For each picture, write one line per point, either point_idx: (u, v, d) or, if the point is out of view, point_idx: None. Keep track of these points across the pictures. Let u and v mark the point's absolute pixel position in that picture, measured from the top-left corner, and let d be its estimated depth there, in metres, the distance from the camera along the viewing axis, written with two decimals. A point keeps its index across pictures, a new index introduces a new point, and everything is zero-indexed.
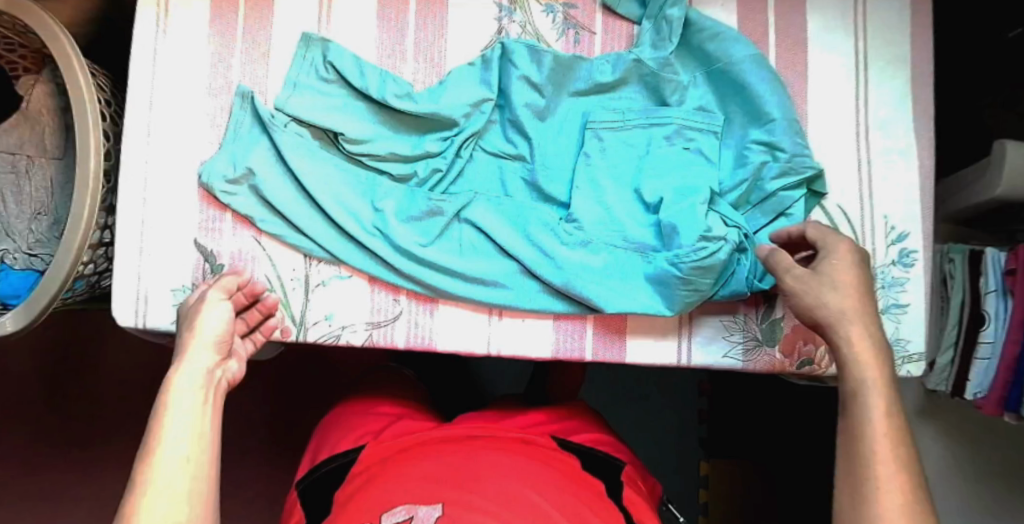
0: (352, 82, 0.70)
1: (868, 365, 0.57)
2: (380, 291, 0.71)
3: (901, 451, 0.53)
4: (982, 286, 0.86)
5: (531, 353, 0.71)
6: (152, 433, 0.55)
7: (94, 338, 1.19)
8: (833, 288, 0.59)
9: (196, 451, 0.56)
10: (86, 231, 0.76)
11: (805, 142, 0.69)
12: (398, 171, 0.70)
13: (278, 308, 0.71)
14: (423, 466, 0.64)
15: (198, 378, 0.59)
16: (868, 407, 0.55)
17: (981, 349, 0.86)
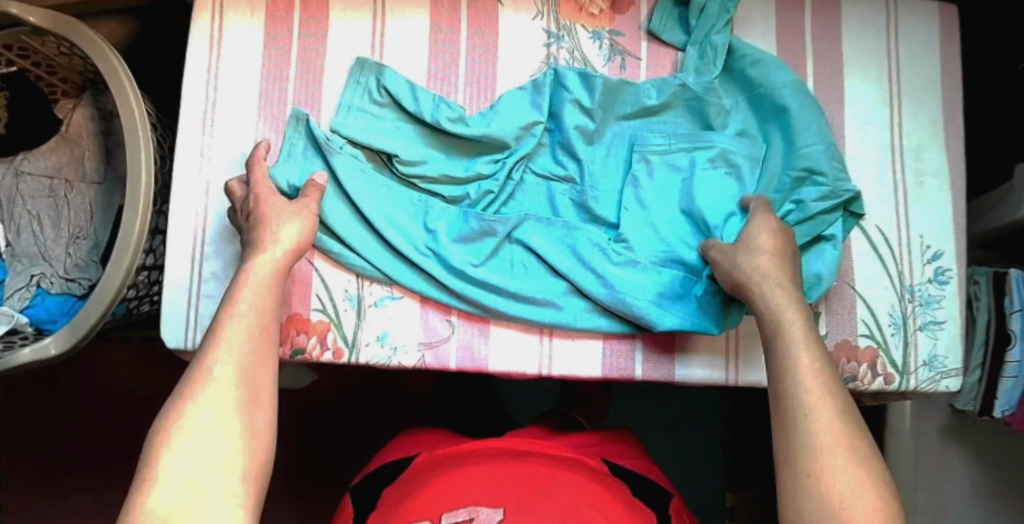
0: (405, 106, 0.72)
1: (787, 310, 0.58)
2: (431, 312, 0.73)
3: (825, 378, 0.53)
4: (1007, 306, 0.88)
5: (580, 372, 0.72)
6: (220, 315, 0.57)
7: (117, 364, 1.19)
8: (749, 248, 0.63)
9: (257, 340, 0.56)
10: (134, 254, 0.77)
11: (840, 166, 0.70)
12: (450, 192, 0.72)
13: (331, 328, 0.72)
14: (484, 471, 0.66)
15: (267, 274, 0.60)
16: (788, 346, 0.56)
17: (1009, 368, 0.87)
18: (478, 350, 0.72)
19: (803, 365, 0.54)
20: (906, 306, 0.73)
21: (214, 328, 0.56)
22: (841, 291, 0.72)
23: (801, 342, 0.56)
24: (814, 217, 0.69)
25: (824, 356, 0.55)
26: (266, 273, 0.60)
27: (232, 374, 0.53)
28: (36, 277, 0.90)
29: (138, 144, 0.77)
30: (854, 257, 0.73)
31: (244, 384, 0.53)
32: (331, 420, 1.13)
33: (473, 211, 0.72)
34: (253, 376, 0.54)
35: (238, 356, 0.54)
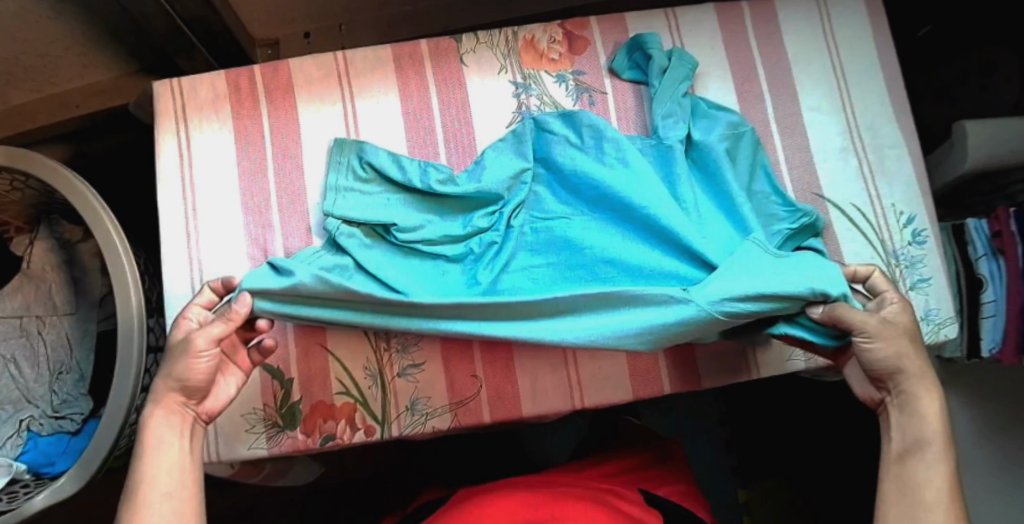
0: (392, 177, 0.73)
1: (929, 424, 0.57)
2: (456, 369, 0.71)
3: (954, 503, 0.54)
4: (972, 253, 0.95)
5: (614, 398, 0.72)
6: (135, 476, 0.55)
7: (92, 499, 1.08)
8: (911, 343, 0.59)
9: (178, 485, 0.55)
10: (136, 373, 0.74)
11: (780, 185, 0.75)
12: (453, 251, 0.73)
13: (358, 409, 0.70)
14: (513, 499, 0.66)
15: (172, 419, 0.58)
16: (923, 462, 0.56)
17: (986, 308, 0.93)
18: (510, 399, 0.71)
19: (936, 497, 0.54)
20: (893, 270, 0.77)
21: (139, 446, 0.56)
22: None
23: (935, 462, 0.55)
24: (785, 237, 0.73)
25: (951, 477, 0.55)
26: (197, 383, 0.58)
27: (161, 491, 0.55)
28: (25, 422, 0.86)
29: (121, 262, 0.75)
30: (838, 235, 0.77)
31: (175, 493, 0.55)
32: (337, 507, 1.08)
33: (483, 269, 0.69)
34: (186, 477, 0.56)
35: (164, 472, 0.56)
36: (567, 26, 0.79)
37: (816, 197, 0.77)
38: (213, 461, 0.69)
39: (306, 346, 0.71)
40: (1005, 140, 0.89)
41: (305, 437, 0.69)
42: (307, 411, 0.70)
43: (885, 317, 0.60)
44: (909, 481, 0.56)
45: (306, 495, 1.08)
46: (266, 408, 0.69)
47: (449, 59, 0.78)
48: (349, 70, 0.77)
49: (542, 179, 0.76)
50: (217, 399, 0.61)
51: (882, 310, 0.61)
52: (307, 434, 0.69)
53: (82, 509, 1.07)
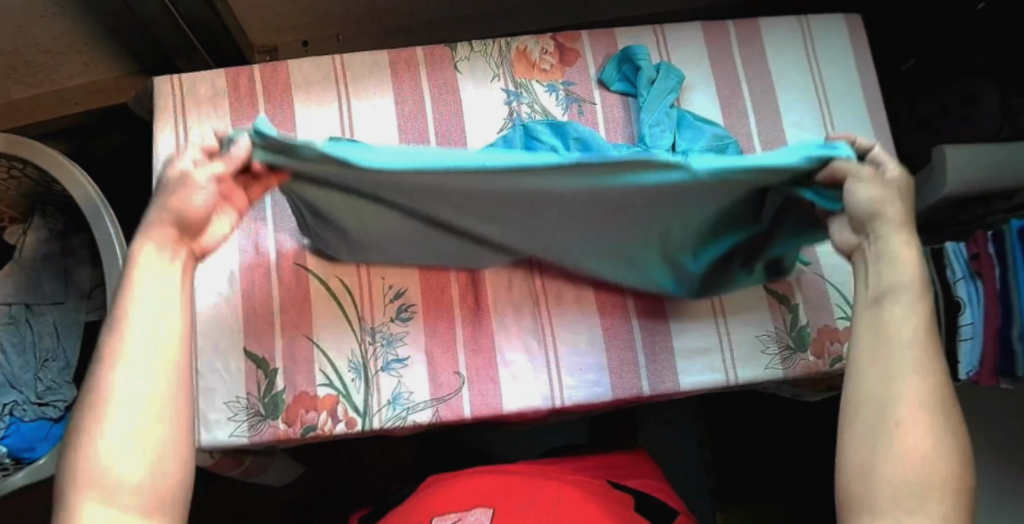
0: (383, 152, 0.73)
1: (904, 276, 0.52)
2: (439, 364, 0.72)
3: (932, 414, 0.48)
4: (951, 275, 0.97)
5: (593, 399, 0.73)
6: (117, 337, 0.48)
7: None
8: (894, 201, 0.54)
9: (162, 376, 0.48)
10: None
11: None
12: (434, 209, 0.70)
13: (339, 401, 0.70)
14: (486, 479, 0.74)
15: (171, 294, 0.50)
16: (891, 318, 0.52)
17: (964, 330, 0.95)
18: (490, 396, 0.72)
19: (912, 363, 0.49)
20: None
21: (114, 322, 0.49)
22: (811, 280, 0.78)
23: (908, 316, 0.51)
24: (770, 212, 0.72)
25: (934, 349, 0.50)
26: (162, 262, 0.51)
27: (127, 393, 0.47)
28: (8, 407, 0.86)
29: (114, 251, 0.76)
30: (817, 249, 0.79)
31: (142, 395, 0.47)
32: (317, 509, 1.08)
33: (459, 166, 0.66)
34: (164, 371, 0.48)
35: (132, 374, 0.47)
36: (559, 39, 0.82)
37: None
38: (195, 449, 0.70)
39: (291, 337, 0.72)
40: (989, 162, 0.90)
41: (287, 427, 0.70)
42: (289, 402, 0.70)
43: (880, 174, 0.55)
44: (881, 332, 0.51)
45: (288, 494, 1.09)
46: (249, 397, 0.70)
47: (444, 66, 0.80)
48: (346, 72, 0.79)
49: None
50: (212, 237, 0.54)
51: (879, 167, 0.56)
52: (288, 424, 0.70)
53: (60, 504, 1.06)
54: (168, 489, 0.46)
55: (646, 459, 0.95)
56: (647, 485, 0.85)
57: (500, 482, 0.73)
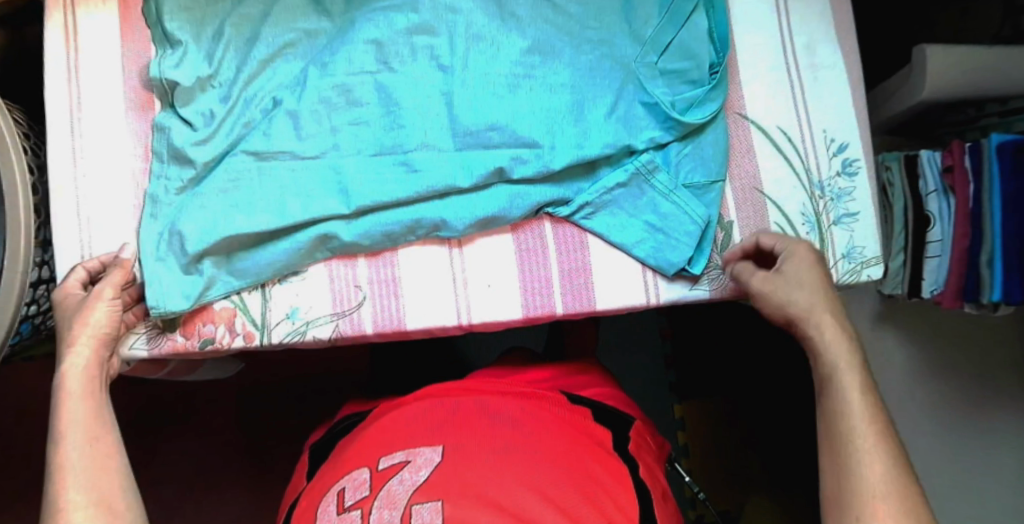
0: (252, 81, 0.68)
1: (841, 365, 0.60)
2: (341, 276, 0.69)
3: (886, 440, 0.56)
4: (923, 188, 0.89)
5: (503, 316, 0.70)
6: (52, 445, 0.56)
7: (18, 386, 1.05)
8: (800, 286, 0.63)
9: (98, 441, 0.56)
10: (26, 269, 0.71)
11: (675, 84, 0.72)
12: (301, 47, 0.69)
13: (237, 313, 0.68)
14: (439, 400, 0.63)
15: (78, 383, 0.58)
16: (845, 400, 0.58)
17: (930, 248, 0.88)
18: (391, 311, 0.69)
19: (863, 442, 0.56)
20: (818, 202, 0.73)
21: (54, 441, 0.56)
22: (746, 195, 0.72)
23: (862, 402, 0.58)
24: (674, 52, 0.72)
25: (893, 434, 0.57)
26: (85, 364, 0.59)
27: (89, 517, 0.52)
28: None
29: (8, 155, 0.70)
30: (758, 160, 0.73)
31: (98, 517, 0.53)
32: (264, 408, 1.08)
33: (318, 66, 0.68)
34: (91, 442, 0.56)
35: (93, 484, 0.54)
36: None
37: (737, 115, 0.73)
38: None
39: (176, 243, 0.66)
40: (970, 66, 0.82)
41: (185, 340, 0.68)
42: (185, 314, 0.68)
43: (796, 283, 0.63)
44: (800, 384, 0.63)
45: (238, 390, 1.09)
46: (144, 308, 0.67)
47: None
48: None
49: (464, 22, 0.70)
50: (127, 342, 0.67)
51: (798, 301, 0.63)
52: (186, 337, 0.68)
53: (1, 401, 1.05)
54: None
55: (606, 376, 0.80)
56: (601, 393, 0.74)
57: (456, 396, 0.64)
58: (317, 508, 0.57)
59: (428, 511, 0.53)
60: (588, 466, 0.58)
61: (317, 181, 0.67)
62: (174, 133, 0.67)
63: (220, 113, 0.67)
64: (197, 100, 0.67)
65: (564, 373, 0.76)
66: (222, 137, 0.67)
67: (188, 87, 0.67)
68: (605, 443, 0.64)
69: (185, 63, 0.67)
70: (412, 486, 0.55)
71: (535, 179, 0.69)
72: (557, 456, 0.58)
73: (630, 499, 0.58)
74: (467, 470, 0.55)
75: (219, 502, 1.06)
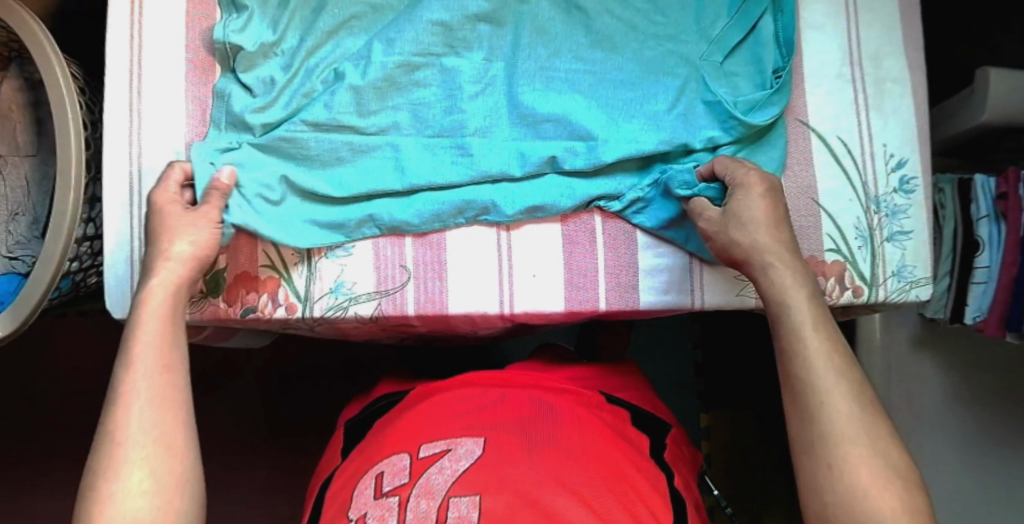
0: (316, 53, 0.68)
1: (798, 313, 0.57)
2: (388, 255, 0.69)
3: (848, 386, 0.53)
4: (974, 213, 0.87)
5: (546, 308, 0.69)
6: (122, 366, 0.54)
7: (47, 344, 1.06)
8: (751, 227, 0.60)
9: (167, 377, 0.55)
10: (73, 224, 0.71)
11: (738, 87, 0.71)
12: (365, 23, 0.69)
13: (281, 285, 0.68)
14: (478, 392, 0.62)
15: (159, 309, 0.57)
16: (804, 350, 0.55)
17: (977, 274, 0.86)
18: (435, 293, 0.69)
19: (828, 390, 0.53)
20: (872, 217, 0.72)
21: (122, 368, 0.54)
22: (801, 203, 0.71)
23: (824, 355, 0.54)
24: (738, 58, 0.72)
25: (857, 378, 0.54)
26: (169, 290, 0.58)
27: (149, 455, 0.51)
28: None
29: (65, 108, 0.70)
30: (815, 169, 0.72)
31: (160, 458, 0.52)
32: (288, 385, 1.08)
33: (381, 42, 0.68)
34: (161, 376, 0.55)
35: (155, 420, 0.53)
36: None
37: (798, 122, 0.72)
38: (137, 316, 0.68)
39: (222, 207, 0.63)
40: None
41: (227, 306, 0.68)
42: (230, 280, 0.68)
43: (747, 220, 0.60)
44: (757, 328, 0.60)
45: (263, 366, 1.09)
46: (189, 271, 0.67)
47: None
48: None
49: (531, 11, 0.70)
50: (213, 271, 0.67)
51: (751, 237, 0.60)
52: (229, 304, 0.68)
53: (31, 357, 1.05)
54: (172, 498, 0.51)
55: (641, 377, 0.79)
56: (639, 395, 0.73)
57: (495, 390, 0.63)
58: (353, 490, 0.56)
59: (465, 504, 0.51)
60: (627, 470, 0.57)
61: (370, 158, 0.67)
62: (234, 99, 0.67)
63: (280, 82, 0.67)
64: (258, 66, 0.67)
65: (601, 372, 0.75)
66: (280, 106, 0.67)
67: (250, 52, 0.67)
68: (642, 449, 0.62)
69: (249, 28, 0.67)
70: (451, 476, 0.53)
71: (588, 172, 0.69)
72: (596, 456, 0.57)
73: (666, 510, 0.57)
74: (505, 466, 0.53)
75: (238, 473, 1.06)
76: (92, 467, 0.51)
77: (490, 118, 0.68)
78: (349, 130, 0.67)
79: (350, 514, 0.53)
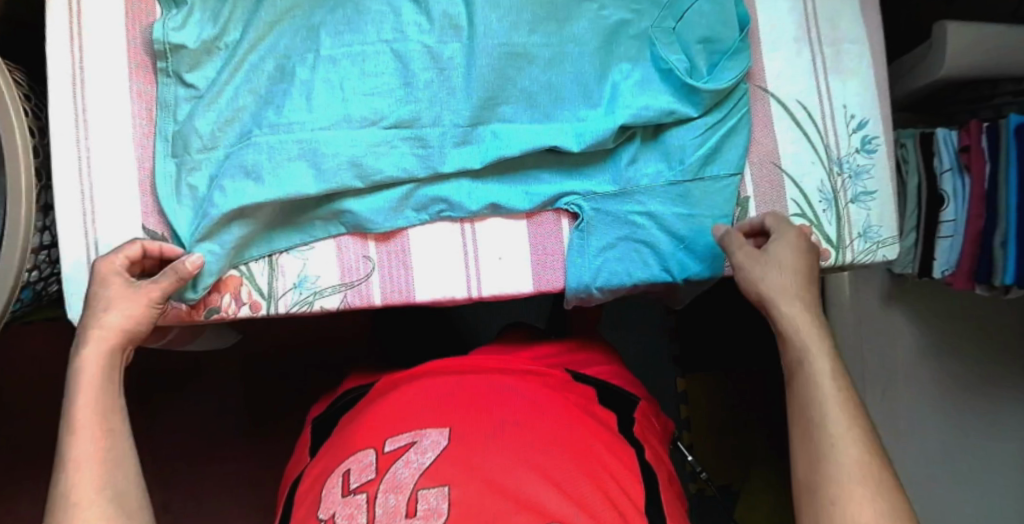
0: (259, 45, 0.66)
1: (812, 345, 0.58)
2: (351, 248, 0.68)
3: (853, 410, 0.54)
4: (937, 166, 0.87)
5: (514, 290, 0.69)
6: (65, 427, 0.53)
7: (19, 354, 1.04)
8: (774, 267, 0.62)
9: (113, 432, 0.54)
10: (27, 236, 0.69)
11: (696, 51, 0.69)
12: (305, 10, 0.67)
13: (243, 282, 0.67)
14: (441, 381, 0.62)
15: (97, 367, 0.56)
16: (817, 374, 0.56)
17: (943, 228, 0.87)
18: (402, 282, 0.68)
19: (827, 407, 0.54)
20: (836, 179, 0.72)
21: (66, 433, 0.53)
22: (765, 170, 0.71)
23: (835, 383, 0.56)
24: (692, 18, 0.70)
25: (876, 445, 0.53)
26: (104, 352, 0.57)
27: (104, 511, 0.50)
28: None
29: (7, 117, 0.68)
30: (776, 134, 0.71)
31: (114, 513, 0.50)
32: (267, 379, 1.08)
33: (326, 32, 0.66)
34: (107, 433, 0.54)
35: (105, 479, 0.52)
36: None
37: (758, 89, 0.71)
38: None
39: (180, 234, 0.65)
40: (990, 43, 0.80)
41: (190, 308, 0.66)
42: None
43: (771, 259, 0.62)
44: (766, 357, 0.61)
45: (240, 361, 1.08)
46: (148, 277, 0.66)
47: None
48: None
49: None
50: None
51: (771, 277, 0.61)
52: (191, 306, 0.66)
53: (3, 368, 1.04)
54: None
55: (612, 354, 0.78)
56: (612, 373, 0.73)
57: (463, 377, 0.62)
58: (322, 489, 0.55)
59: (434, 496, 0.51)
60: (592, 446, 0.57)
61: (325, 154, 0.65)
62: (181, 104, 0.66)
63: (228, 84, 0.65)
64: (204, 64, 0.66)
65: (572, 351, 0.75)
66: (226, 105, 0.65)
67: (193, 50, 0.65)
68: (611, 426, 0.62)
69: (188, 25, 0.65)
70: (418, 469, 0.53)
71: (552, 158, 0.69)
72: (564, 438, 0.57)
73: (637, 486, 0.57)
74: (472, 456, 0.53)
75: (221, 471, 1.06)
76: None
77: (446, 106, 0.67)
78: (302, 127, 0.65)
79: (318, 514, 0.53)
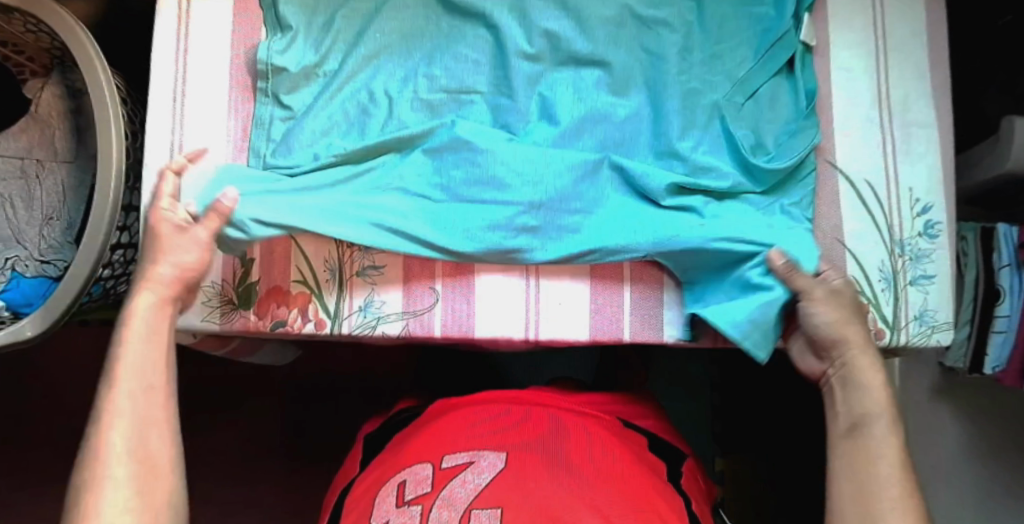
0: (359, 77, 0.70)
1: (880, 409, 0.58)
2: (418, 278, 0.70)
3: (910, 482, 0.55)
4: (995, 261, 0.87)
5: (570, 335, 0.70)
6: (108, 377, 0.55)
7: (73, 348, 1.08)
8: (849, 318, 0.63)
9: (153, 389, 0.56)
10: (108, 232, 0.72)
11: (762, 129, 0.72)
12: (399, 53, 0.71)
13: (312, 300, 0.69)
14: (494, 409, 0.62)
15: (146, 323, 0.58)
16: (882, 438, 0.57)
17: (997, 323, 0.86)
18: (462, 317, 0.70)
19: (887, 477, 0.55)
20: (896, 260, 0.72)
21: (108, 382, 0.55)
22: (828, 245, 0.72)
23: (898, 453, 0.56)
24: (762, 95, 0.73)
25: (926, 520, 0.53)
26: (149, 311, 0.59)
27: (134, 470, 0.52)
28: (10, 261, 0.81)
29: (107, 119, 0.72)
30: (842, 211, 0.73)
31: (142, 474, 0.53)
32: (306, 402, 1.09)
33: (420, 70, 0.71)
34: (146, 390, 0.56)
35: (138, 436, 0.54)
36: None
37: (827, 164, 0.73)
38: None
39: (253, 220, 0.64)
40: None
41: (258, 319, 0.69)
42: (262, 295, 0.69)
43: (838, 298, 0.64)
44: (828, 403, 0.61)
45: (282, 381, 1.10)
46: (223, 284, 0.69)
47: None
48: None
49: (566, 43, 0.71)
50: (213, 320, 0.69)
51: (844, 326, 0.62)
52: (259, 317, 0.69)
53: (57, 360, 1.07)
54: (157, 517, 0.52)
55: (660, 412, 0.79)
56: (659, 428, 0.73)
57: (520, 408, 0.63)
58: (375, 497, 0.56)
59: (485, 517, 0.52)
60: (646, 489, 0.57)
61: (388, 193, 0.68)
62: (275, 124, 0.69)
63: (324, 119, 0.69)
64: (301, 89, 0.70)
65: (620, 403, 0.75)
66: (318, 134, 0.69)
67: (294, 74, 0.69)
68: (661, 473, 0.62)
69: (291, 50, 0.69)
70: (473, 489, 0.53)
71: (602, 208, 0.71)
72: (617, 480, 0.56)
73: None
74: (529, 482, 0.54)
75: (250, 487, 1.07)
76: (75, 483, 0.52)
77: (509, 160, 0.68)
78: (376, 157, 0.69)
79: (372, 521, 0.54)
